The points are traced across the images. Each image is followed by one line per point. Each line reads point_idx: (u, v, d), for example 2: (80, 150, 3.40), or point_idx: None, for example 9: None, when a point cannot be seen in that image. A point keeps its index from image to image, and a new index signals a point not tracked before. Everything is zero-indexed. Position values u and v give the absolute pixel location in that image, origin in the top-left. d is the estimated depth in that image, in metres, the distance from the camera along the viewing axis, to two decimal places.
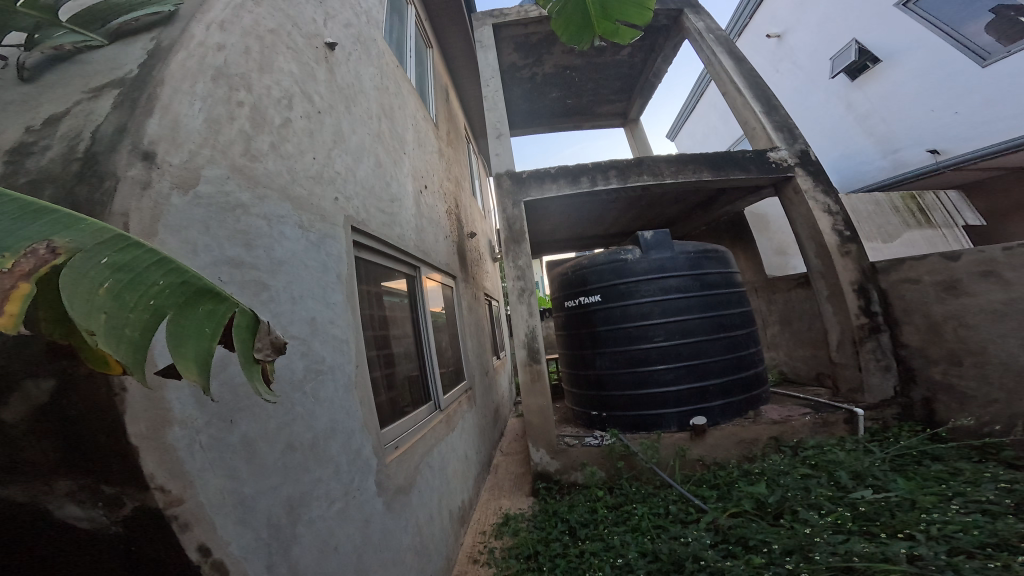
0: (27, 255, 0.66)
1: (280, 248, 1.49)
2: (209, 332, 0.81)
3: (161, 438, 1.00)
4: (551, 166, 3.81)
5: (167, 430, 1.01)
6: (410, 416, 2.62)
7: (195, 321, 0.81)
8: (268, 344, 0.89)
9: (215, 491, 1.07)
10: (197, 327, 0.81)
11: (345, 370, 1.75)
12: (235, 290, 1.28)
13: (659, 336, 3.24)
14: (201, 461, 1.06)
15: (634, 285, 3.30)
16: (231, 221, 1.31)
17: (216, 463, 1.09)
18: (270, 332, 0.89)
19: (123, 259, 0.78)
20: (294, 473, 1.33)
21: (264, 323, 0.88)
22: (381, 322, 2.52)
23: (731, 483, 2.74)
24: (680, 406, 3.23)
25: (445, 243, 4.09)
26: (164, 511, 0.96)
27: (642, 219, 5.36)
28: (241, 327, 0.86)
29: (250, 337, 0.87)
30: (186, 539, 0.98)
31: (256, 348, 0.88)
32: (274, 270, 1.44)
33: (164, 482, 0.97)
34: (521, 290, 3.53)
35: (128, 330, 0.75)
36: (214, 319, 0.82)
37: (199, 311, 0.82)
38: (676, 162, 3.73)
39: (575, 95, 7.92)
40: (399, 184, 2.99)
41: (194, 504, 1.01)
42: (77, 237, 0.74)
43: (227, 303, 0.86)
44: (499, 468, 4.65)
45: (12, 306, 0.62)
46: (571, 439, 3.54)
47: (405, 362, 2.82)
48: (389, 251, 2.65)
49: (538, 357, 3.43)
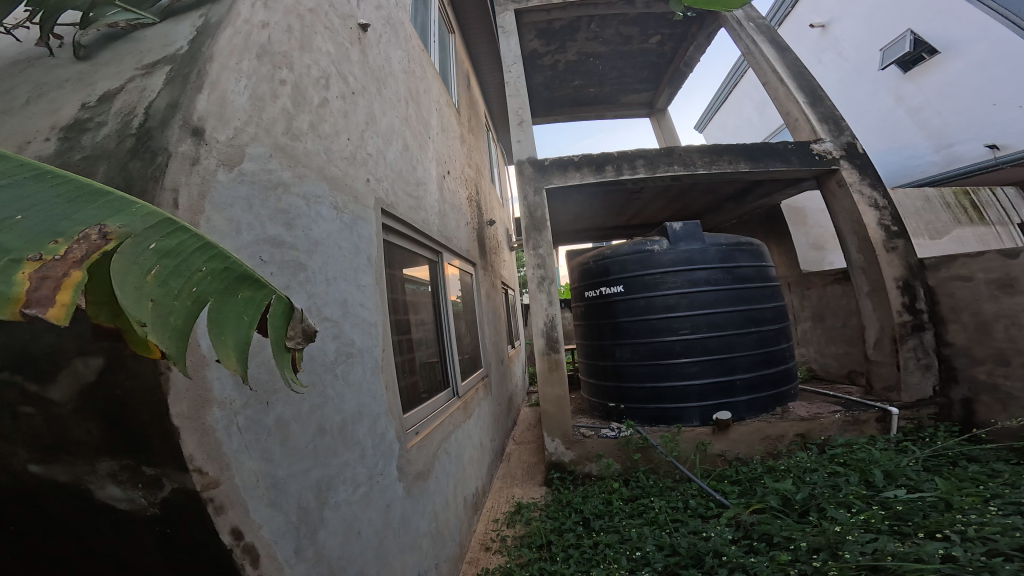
0: (80, 241, 0.64)
1: (314, 229, 1.49)
2: (247, 320, 0.78)
3: (202, 418, 0.98)
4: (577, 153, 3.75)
5: (208, 410, 1.00)
6: (430, 401, 2.65)
7: (236, 308, 0.78)
8: (300, 332, 0.86)
9: (249, 475, 1.06)
10: (236, 314, 0.78)
11: (372, 354, 1.76)
12: (275, 269, 1.28)
13: (685, 329, 3.18)
14: (237, 444, 1.05)
15: (659, 277, 3.24)
16: (273, 200, 1.33)
17: (252, 445, 1.09)
18: (304, 320, 0.87)
19: (170, 245, 0.75)
20: (324, 456, 1.36)
21: (300, 309, 0.86)
22: (403, 306, 2.54)
23: (754, 479, 2.70)
24: (702, 400, 3.19)
25: (466, 232, 4.10)
26: (200, 494, 0.95)
27: (663, 209, 5.28)
28: (277, 314, 0.83)
29: (285, 323, 0.84)
30: (220, 522, 0.98)
31: (289, 336, 0.86)
32: (311, 251, 1.45)
33: (203, 463, 0.96)
34: (541, 279, 3.48)
35: (173, 317, 0.72)
36: (253, 306, 0.79)
37: (239, 298, 0.79)
38: (709, 152, 3.61)
39: (596, 84, 7.77)
40: (424, 168, 2.98)
41: (229, 487, 1.01)
42: (127, 221, 0.72)
43: (266, 289, 0.83)
44: (512, 457, 4.71)
45: (64, 295, 0.60)
46: (586, 431, 3.53)
47: (425, 348, 2.85)
48: (414, 236, 2.65)
49: (557, 346, 3.40)
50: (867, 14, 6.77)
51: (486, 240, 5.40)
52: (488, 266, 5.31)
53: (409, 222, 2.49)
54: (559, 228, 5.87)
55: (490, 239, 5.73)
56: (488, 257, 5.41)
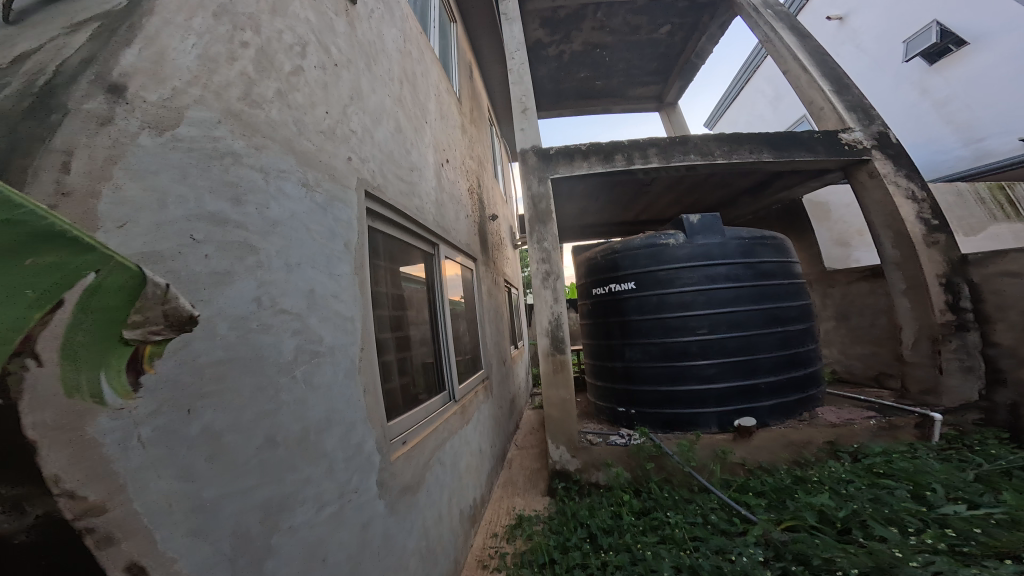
0: None
1: (275, 207, 1.27)
2: (44, 294, 0.67)
3: (80, 430, 0.78)
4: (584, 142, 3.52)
5: (90, 420, 0.79)
6: (422, 404, 2.41)
7: (27, 280, 0.66)
8: (158, 316, 0.76)
9: (157, 498, 0.87)
10: (22, 287, 0.65)
11: (348, 353, 1.53)
12: (214, 251, 1.06)
13: (703, 328, 2.91)
14: (140, 461, 0.85)
15: (674, 272, 2.98)
16: (215, 168, 1.10)
17: (164, 462, 0.88)
18: (169, 304, 0.77)
19: None
20: (275, 472, 1.13)
21: (151, 287, 0.75)
22: (396, 301, 2.32)
23: (782, 491, 2.43)
24: (721, 405, 2.92)
25: (466, 226, 3.88)
26: (73, 522, 0.75)
27: (674, 203, 5.02)
28: (111, 292, 0.72)
29: (124, 304, 0.74)
30: (105, 557, 0.78)
31: (132, 319, 0.75)
32: (268, 231, 1.22)
33: (75, 486, 0.75)
34: (546, 274, 3.25)
35: None
36: (64, 281, 0.68)
37: (27, 265, 0.65)
38: (728, 141, 3.35)
39: (604, 77, 7.51)
40: (420, 154, 2.76)
41: (122, 513, 0.81)
42: None
43: (96, 259, 0.70)
44: (513, 463, 4.46)
45: None
46: (593, 437, 3.27)
47: (421, 348, 2.63)
48: (408, 225, 2.43)
49: (562, 345, 3.15)
50: (890, 4, 6.44)
51: (488, 236, 5.19)
52: (491, 264, 5.10)
53: (401, 211, 2.28)
54: (564, 224, 5.63)
55: (492, 237, 5.52)
56: (491, 255, 5.20)
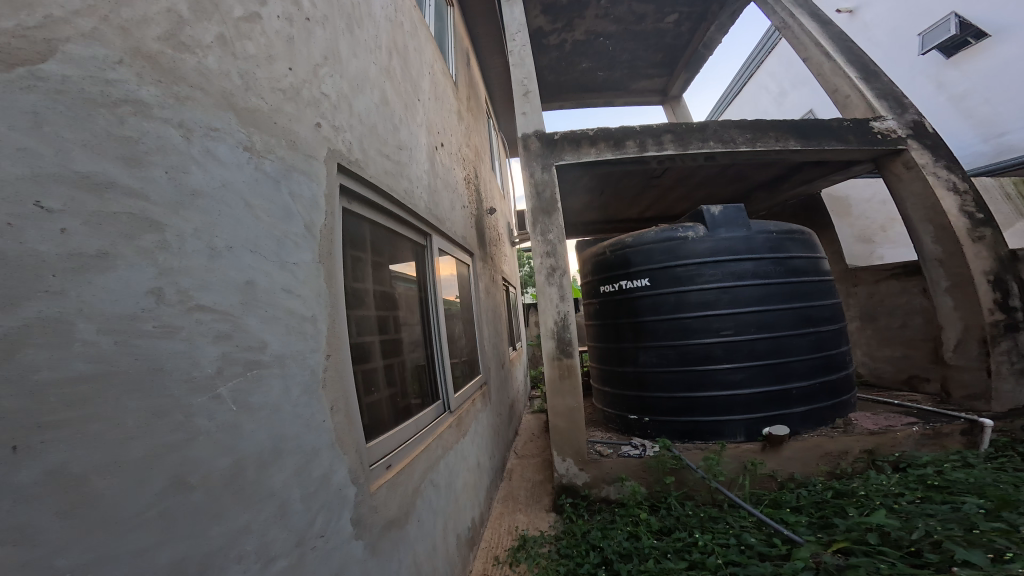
0: None
1: (197, 175, 0.96)
2: None
3: None
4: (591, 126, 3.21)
5: None
6: (412, 418, 2.09)
7: None
8: None
9: None
10: None
11: (310, 364, 1.20)
12: (81, 225, 0.76)
13: (727, 330, 2.62)
14: None
15: (693, 269, 2.68)
16: (98, 115, 0.81)
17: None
18: None
19: None
20: (188, 527, 0.81)
21: None
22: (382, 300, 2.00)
23: (827, 509, 2.14)
24: (746, 412, 2.64)
25: (462, 219, 3.57)
26: None
27: (684, 198, 4.72)
28: None
29: None
30: None
31: None
32: (182, 203, 0.91)
33: None
34: (552, 269, 2.93)
35: None
36: None
37: None
38: (750, 128, 3.05)
39: (606, 68, 7.21)
40: (410, 132, 2.44)
41: None
42: None
43: None
44: (513, 475, 4.14)
45: None
46: (603, 448, 2.98)
47: (411, 352, 2.30)
48: (395, 211, 2.12)
49: (569, 348, 2.85)
50: None
51: (486, 232, 4.88)
52: (489, 261, 4.78)
53: (384, 195, 1.96)
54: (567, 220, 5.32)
55: (490, 232, 5.21)
56: (489, 251, 4.88)
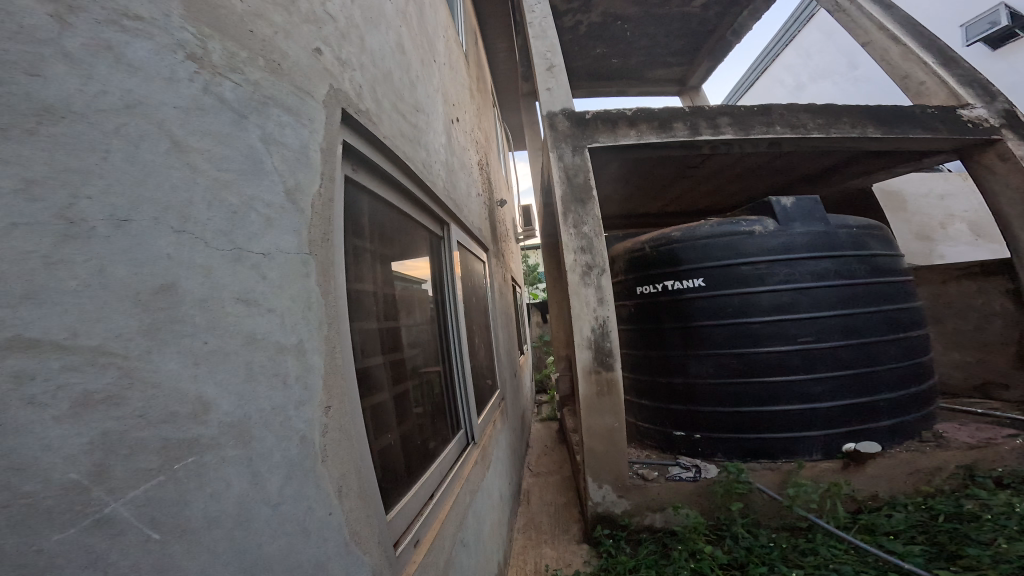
0: None
1: (41, 82, 0.61)
2: None
3: None
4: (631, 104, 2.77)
5: None
6: (433, 462, 1.68)
7: None
8: None
9: None
10: None
11: (300, 397, 0.79)
12: None
13: (805, 337, 2.30)
14: None
15: (765, 268, 2.32)
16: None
17: None
18: None
19: None
20: None
21: None
22: (388, 302, 1.53)
23: (952, 547, 1.86)
24: (826, 427, 2.40)
25: (478, 207, 3.11)
26: None
27: (715, 190, 4.32)
28: None
29: None
30: None
31: None
32: (76, 125, 0.63)
33: None
34: (587, 269, 2.43)
35: None
36: None
37: None
38: (819, 112, 2.65)
39: (622, 54, 6.73)
40: (427, 96, 1.99)
41: None
42: None
43: None
44: (531, 498, 3.75)
45: None
46: (646, 473, 2.59)
47: (425, 371, 1.85)
48: (412, 188, 1.66)
49: (609, 360, 2.39)
50: None
51: (497, 223, 4.39)
52: (500, 255, 4.30)
53: (397, 165, 1.50)
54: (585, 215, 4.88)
55: (501, 225, 4.75)
56: (500, 245, 4.39)
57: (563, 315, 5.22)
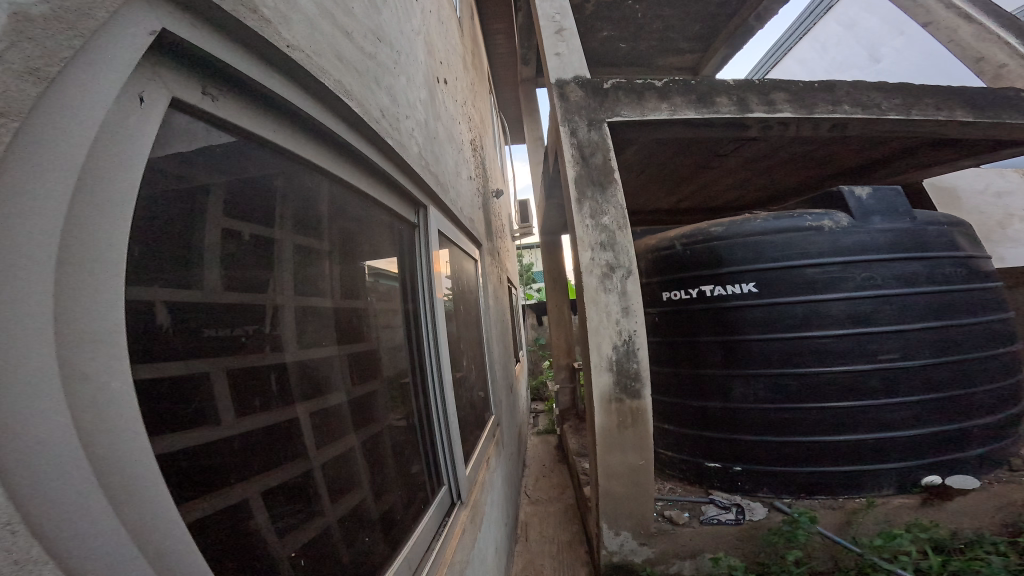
0: None
1: None
2: None
3: None
4: (663, 77, 2.30)
5: None
6: (404, 548, 1.15)
7: None
8: None
9: None
10: None
11: None
12: None
13: (888, 353, 1.82)
14: None
15: (839, 271, 1.84)
16: None
17: None
18: None
19: None
20: None
21: None
22: (325, 315, 0.98)
23: None
24: (906, 457, 1.91)
25: (469, 193, 2.55)
26: None
27: (739, 183, 3.81)
28: None
29: None
30: None
31: None
32: None
33: None
34: (608, 269, 1.87)
35: None
36: None
37: None
38: (899, 89, 2.27)
39: (632, 39, 6.19)
40: (397, 28, 1.44)
41: None
42: None
43: None
44: (529, 532, 3.24)
45: None
46: (676, 517, 2.06)
47: (393, 411, 1.32)
48: (356, 143, 1.10)
49: (636, 386, 1.83)
50: None
51: (492, 215, 3.82)
52: (495, 253, 3.74)
53: (319, 97, 0.94)
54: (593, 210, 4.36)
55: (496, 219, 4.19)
56: (495, 241, 3.82)
57: (563, 318, 4.66)
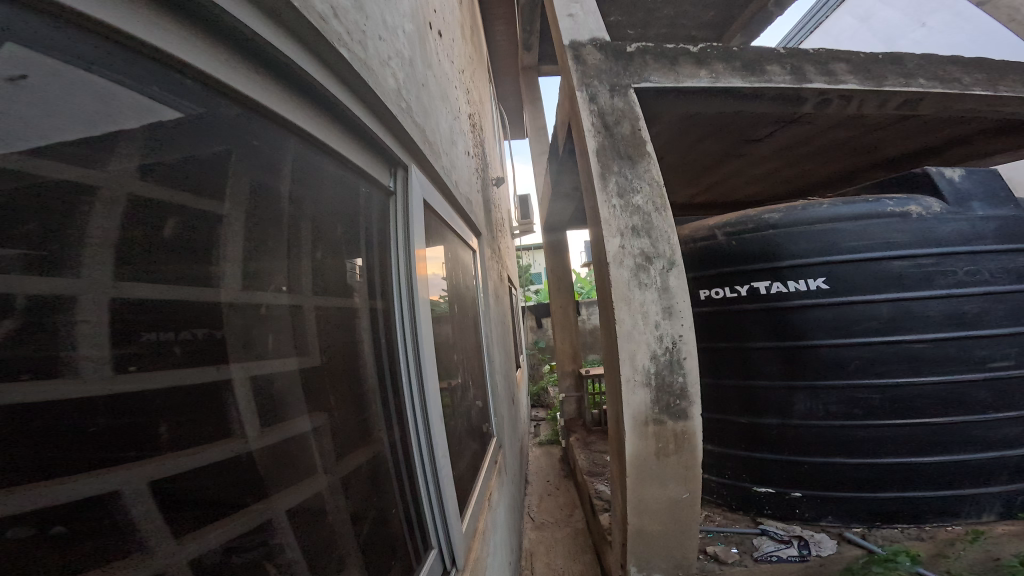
0: None
1: None
2: None
3: None
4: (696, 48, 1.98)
5: None
6: None
7: None
8: None
9: None
10: None
11: None
12: None
13: (1002, 362, 1.56)
14: None
15: (937, 267, 1.51)
16: None
17: None
18: None
19: None
20: None
21: None
22: (248, 319, 0.59)
23: None
24: (1011, 479, 1.64)
25: (466, 173, 2.15)
26: None
27: (767, 174, 3.43)
28: None
29: None
30: None
31: None
32: None
33: None
34: (643, 258, 1.48)
35: None
36: None
37: None
38: (979, 64, 1.96)
39: (638, 27, 5.84)
40: None
41: None
42: None
43: None
44: (536, 564, 2.84)
45: None
46: (724, 554, 1.64)
47: (377, 447, 0.93)
48: (292, 51, 0.70)
49: (680, 405, 1.44)
50: None
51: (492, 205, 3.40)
52: (495, 247, 3.31)
53: None
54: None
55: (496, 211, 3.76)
56: (495, 234, 3.39)
57: (570, 320, 4.18)
